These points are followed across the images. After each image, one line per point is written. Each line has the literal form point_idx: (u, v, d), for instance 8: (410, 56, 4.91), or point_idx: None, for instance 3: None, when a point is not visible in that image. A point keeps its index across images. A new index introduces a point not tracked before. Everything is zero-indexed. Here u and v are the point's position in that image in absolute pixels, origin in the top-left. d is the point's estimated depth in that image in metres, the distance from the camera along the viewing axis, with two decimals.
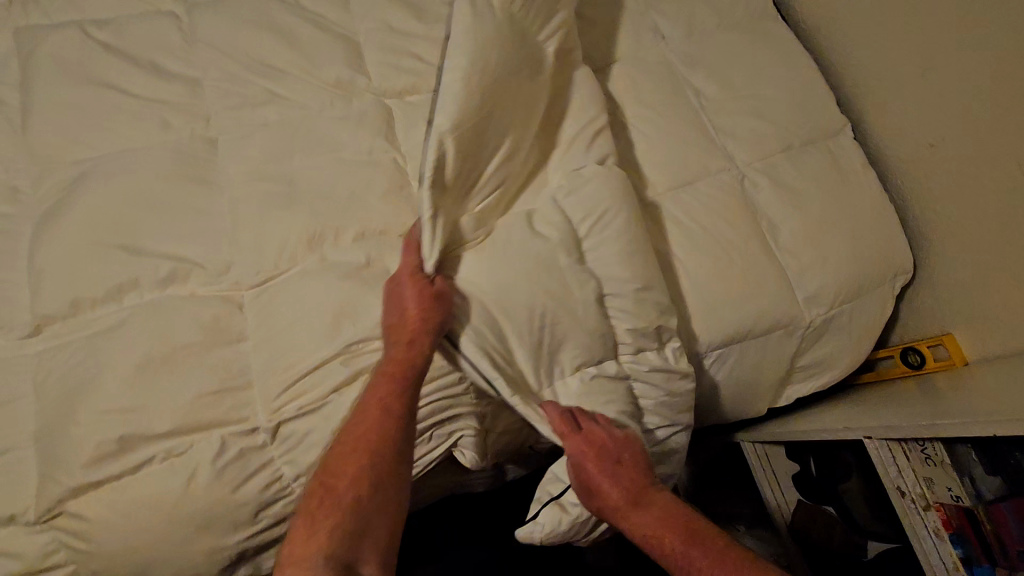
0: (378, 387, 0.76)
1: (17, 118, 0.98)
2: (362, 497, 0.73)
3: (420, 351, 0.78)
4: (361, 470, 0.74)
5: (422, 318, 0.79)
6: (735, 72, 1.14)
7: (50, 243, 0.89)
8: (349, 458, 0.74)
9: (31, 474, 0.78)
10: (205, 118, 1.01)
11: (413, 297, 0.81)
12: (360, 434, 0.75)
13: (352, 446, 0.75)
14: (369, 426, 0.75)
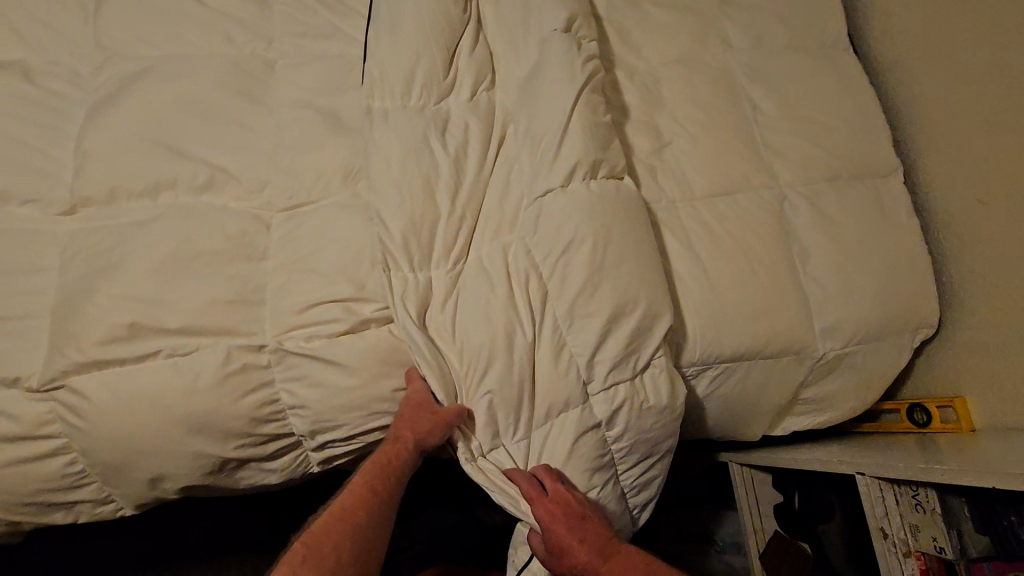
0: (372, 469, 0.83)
1: (90, 5, 1.00)
2: (350, 554, 0.76)
3: (407, 439, 0.83)
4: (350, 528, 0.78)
5: (420, 416, 0.83)
6: (796, 94, 1.12)
7: (101, 132, 0.91)
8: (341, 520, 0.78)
9: (42, 343, 0.80)
10: (267, 39, 1.02)
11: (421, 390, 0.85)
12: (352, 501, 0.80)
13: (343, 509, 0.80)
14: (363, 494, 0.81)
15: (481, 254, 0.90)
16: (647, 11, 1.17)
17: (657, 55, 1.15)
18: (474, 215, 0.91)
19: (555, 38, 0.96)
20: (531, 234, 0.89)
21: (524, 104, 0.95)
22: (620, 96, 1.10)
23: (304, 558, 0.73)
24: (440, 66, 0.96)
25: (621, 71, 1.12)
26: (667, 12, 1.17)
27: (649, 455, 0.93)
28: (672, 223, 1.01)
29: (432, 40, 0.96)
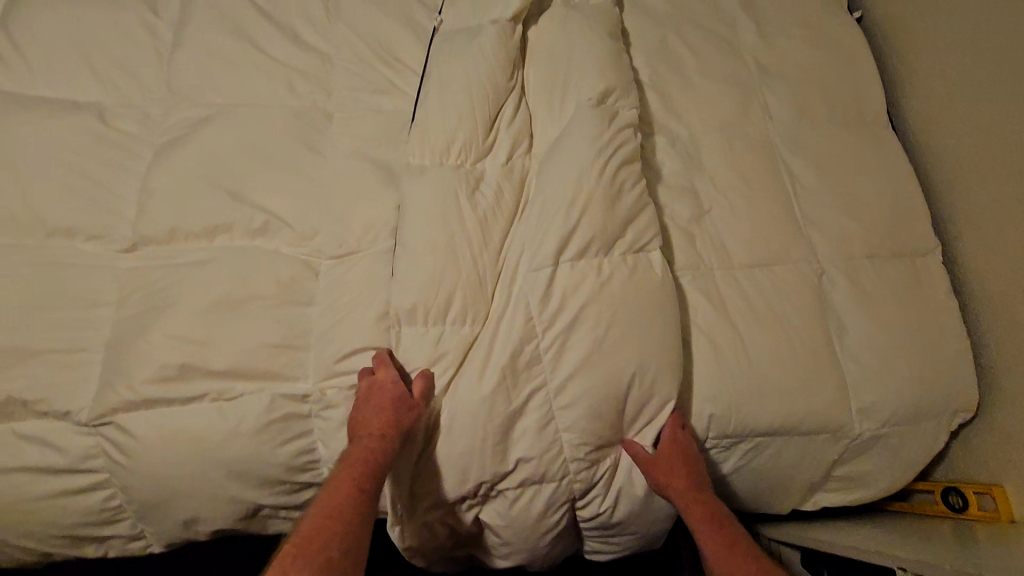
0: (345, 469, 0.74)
1: (163, 52, 1.05)
2: None
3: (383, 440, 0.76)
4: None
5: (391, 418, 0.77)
6: (838, 169, 1.13)
7: (165, 173, 0.95)
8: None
9: (94, 378, 0.82)
10: (327, 91, 1.07)
11: (378, 404, 0.78)
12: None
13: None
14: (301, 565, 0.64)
15: (541, 308, 0.83)
16: (692, 79, 1.20)
17: (700, 122, 1.17)
18: (553, 267, 0.84)
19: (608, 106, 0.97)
20: (593, 293, 0.83)
21: (596, 150, 0.90)
22: (661, 162, 1.12)
23: None
24: (488, 129, 0.99)
25: (665, 138, 1.14)
26: (712, 81, 1.19)
27: (611, 531, 0.89)
28: (709, 291, 1.01)
29: (486, 104, 0.99)
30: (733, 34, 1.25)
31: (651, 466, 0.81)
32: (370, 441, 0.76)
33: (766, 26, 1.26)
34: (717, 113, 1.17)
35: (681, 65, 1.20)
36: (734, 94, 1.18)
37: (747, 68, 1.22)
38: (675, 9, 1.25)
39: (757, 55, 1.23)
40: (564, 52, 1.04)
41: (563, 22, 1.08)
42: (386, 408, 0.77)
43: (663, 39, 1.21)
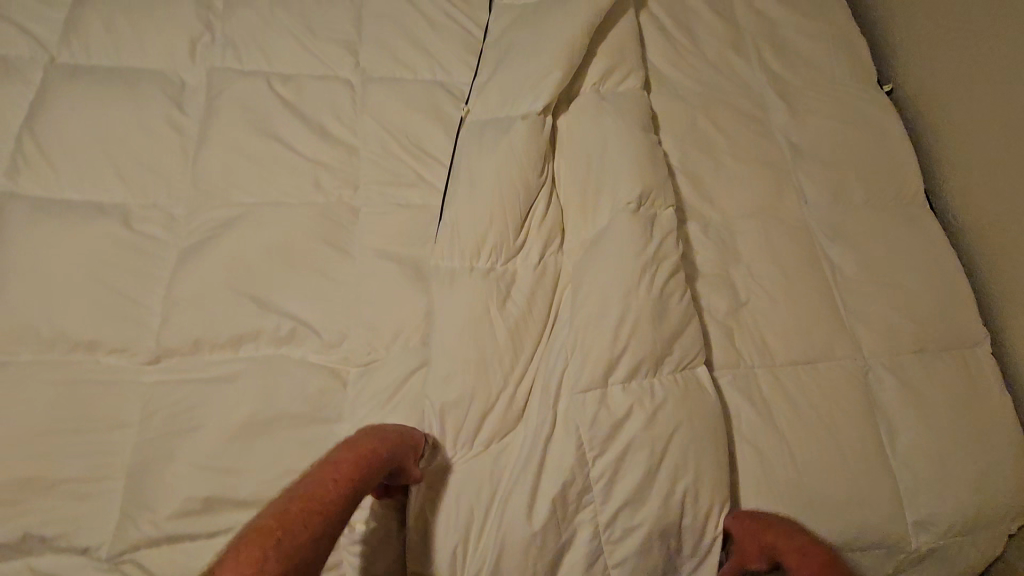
0: (347, 464, 0.68)
1: (190, 149, 1.04)
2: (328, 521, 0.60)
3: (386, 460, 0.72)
4: (296, 544, 0.54)
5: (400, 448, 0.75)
6: (879, 256, 1.10)
7: (191, 280, 0.93)
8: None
9: (115, 509, 0.79)
10: (354, 186, 1.05)
11: (393, 435, 0.77)
12: (257, 534, 0.53)
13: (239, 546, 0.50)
14: (280, 540, 0.53)
15: (588, 431, 0.80)
16: (724, 161, 1.17)
17: (734, 207, 1.14)
18: (601, 388, 0.83)
19: (647, 211, 0.97)
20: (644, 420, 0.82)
21: (639, 263, 0.90)
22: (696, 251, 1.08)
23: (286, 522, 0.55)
24: (518, 228, 0.97)
25: (698, 224, 1.11)
26: (743, 164, 1.17)
27: None
28: (752, 393, 0.97)
29: (518, 204, 0.97)
30: (762, 113, 1.22)
31: (760, 530, 0.78)
32: (364, 453, 0.70)
33: (797, 104, 1.23)
34: (751, 197, 1.14)
35: (712, 147, 1.18)
36: (767, 177, 1.15)
37: (780, 149, 1.19)
38: (703, 89, 1.23)
39: (790, 134, 1.20)
40: (596, 149, 1.03)
41: (593, 115, 1.06)
42: (397, 442, 0.76)
43: (692, 120, 1.19)
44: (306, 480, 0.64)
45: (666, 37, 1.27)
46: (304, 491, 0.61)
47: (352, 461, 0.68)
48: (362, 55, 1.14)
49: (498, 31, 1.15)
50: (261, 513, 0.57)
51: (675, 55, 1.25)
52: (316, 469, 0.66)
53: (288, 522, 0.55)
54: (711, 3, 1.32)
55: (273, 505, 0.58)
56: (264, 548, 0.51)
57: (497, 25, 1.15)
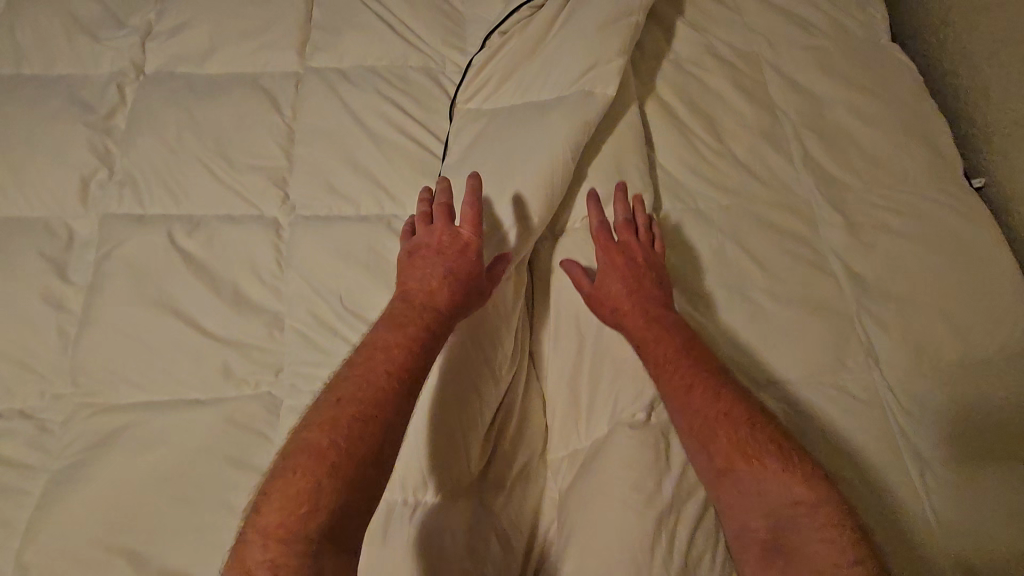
0: (388, 330, 0.69)
1: (71, 329, 0.83)
2: (378, 416, 0.61)
3: (436, 292, 0.72)
4: (345, 464, 0.58)
5: (451, 273, 0.74)
6: (992, 443, 0.78)
7: (50, 530, 0.71)
8: (289, 519, 0.54)
9: None
10: (276, 370, 0.81)
11: (441, 265, 0.74)
12: (307, 455, 0.58)
13: (294, 474, 0.57)
14: (335, 444, 0.59)
15: None
16: (762, 302, 0.89)
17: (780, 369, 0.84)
18: None
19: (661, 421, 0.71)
20: None
21: (652, 518, 0.64)
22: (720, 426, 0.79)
23: (326, 438, 0.59)
24: (475, 453, 0.71)
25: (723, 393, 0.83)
26: (790, 305, 0.88)
27: None
28: None
29: (477, 417, 0.73)
30: (811, 229, 0.94)
31: (592, 297, 0.78)
32: (412, 316, 0.70)
33: (858, 215, 0.94)
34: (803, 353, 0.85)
35: (746, 284, 0.90)
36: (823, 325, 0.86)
37: (836, 282, 0.90)
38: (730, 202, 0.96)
39: (850, 258, 0.91)
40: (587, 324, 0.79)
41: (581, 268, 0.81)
42: (446, 270, 0.74)
43: (716, 247, 0.92)
44: (351, 372, 0.65)
45: (679, 131, 1.00)
46: (347, 395, 0.63)
47: (402, 341, 0.67)
48: (291, 185, 0.91)
49: (462, 147, 0.89)
50: (306, 421, 0.62)
51: (691, 156, 0.98)
52: (359, 354, 0.67)
53: (337, 436, 0.59)
54: (736, 80, 1.04)
55: (318, 408, 0.63)
56: (319, 472, 0.57)
57: (461, 138, 0.90)
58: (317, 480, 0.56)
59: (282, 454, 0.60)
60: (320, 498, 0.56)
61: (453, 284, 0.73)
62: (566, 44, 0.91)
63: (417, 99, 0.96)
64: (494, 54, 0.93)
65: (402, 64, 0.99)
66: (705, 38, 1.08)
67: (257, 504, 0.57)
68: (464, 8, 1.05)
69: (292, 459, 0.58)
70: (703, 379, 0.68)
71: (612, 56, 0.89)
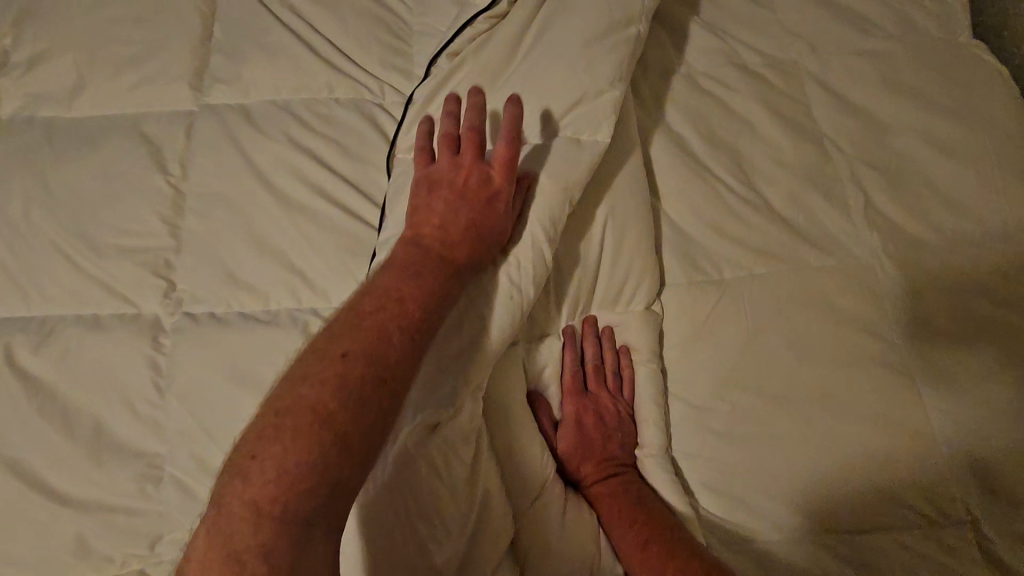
0: (388, 276, 0.53)
1: None
2: (388, 385, 0.47)
3: (452, 231, 0.57)
4: (349, 447, 0.43)
5: (476, 211, 0.58)
6: None
7: None
8: (270, 509, 0.40)
9: None
10: (151, 542, 0.59)
11: (465, 200, 0.58)
12: (304, 417, 0.43)
13: (286, 445, 0.42)
14: (338, 411, 0.44)
15: None
16: (819, 413, 0.65)
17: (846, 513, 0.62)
18: None
19: None
20: None
21: None
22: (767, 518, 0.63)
23: (325, 394, 0.44)
24: None
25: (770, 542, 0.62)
26: (856, 418, 0.65)
27: None
28: None
29: None
30: (877, 305, 0.70)
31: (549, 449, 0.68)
32: (426, 265, 0.55)
33: (938, 285, 0.71)
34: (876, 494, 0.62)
35: (794, 387, 0.67)
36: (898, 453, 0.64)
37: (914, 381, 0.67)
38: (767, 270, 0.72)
39: (931, 347, 0.68)
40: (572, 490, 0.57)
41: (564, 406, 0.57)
42: (469, 221, 0.58)
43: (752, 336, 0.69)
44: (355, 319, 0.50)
45: (697, 171, 0.75)
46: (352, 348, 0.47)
47: (417, 294, 0.52)
48: (180, 271, 0.68)
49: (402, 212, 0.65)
50: (296, 373, 0.46)
51: (715, 205, 0.73)
52: (364, 297, 0.52)
53: (340, 405, 0.44)
54: (767, 100, 0.79)
55: (312, 361, 0.47)
56: (314, 443, 0.42)
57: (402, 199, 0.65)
58: (315, 461, 0.42)
59: (263, 412, 0.45)
60: (315, 484, 0.41)
61: (475, 238, 0.58)
62: (541, 68, 0.67)
63: (345, 144, 0.72)
64: (444, 82, 0.69)
65: (325, 96, 0.75)
66: (725, 44, 0.83)
67: (234, 470, 0.42)
68: (408, 18, 0.81)
69: (282, 422, 0.43)
70: (660, 544, 0.58)
71: (604, 86, 0.66)
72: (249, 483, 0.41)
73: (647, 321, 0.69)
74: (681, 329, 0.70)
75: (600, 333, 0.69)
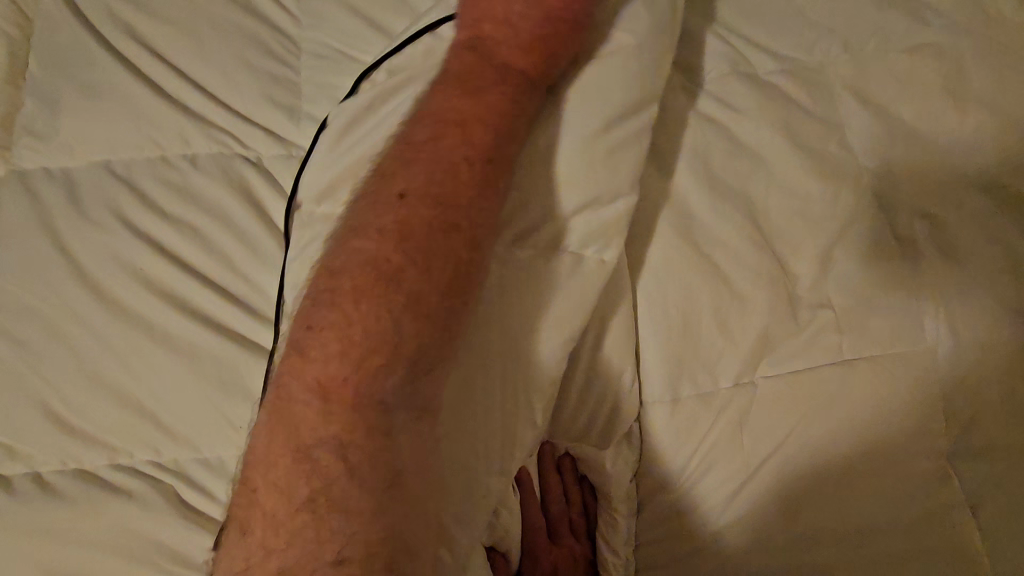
0: (455, 96, 0.48)
1: None
2: (456, 220, 0.44)
3: (536, 52, 0.50)
4: (414, 308, 0.41)
5: (540, 38, 0.50)
6: None
7: None
8: (332, 377, 0.40)
9: None
10: None
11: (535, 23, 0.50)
12: (365, 270, 0.42)
13: (351, 312, 0.41)
14: (405, 253, 0.42)
15: None
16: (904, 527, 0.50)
17: None
18: None
19: None
20: None
21: None
22: (848, 527, 0.50)
23: (387, 246, 0.43)
24: None
25: None
26: None
27: None
28: None
29: None
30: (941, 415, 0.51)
31: None
32: (506, 87, 0.49)
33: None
34: None
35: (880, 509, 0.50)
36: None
37: (982, 550, 0.50)
38: (808, 383, 0.52)
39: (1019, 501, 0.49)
40: None
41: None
42: (536, 38, 0.50)
43: (779, 488, 0.51)
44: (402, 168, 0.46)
45: (694, 236, 0.55)
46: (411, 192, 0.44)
47: (477, 130, 0.46)
48: None
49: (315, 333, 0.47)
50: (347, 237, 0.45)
51: (718, 285, 0.54)
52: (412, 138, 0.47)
53: (405, 264, 0.42)
54: (789, 123, 0.58)
55: (370, 211, 0.45)
56: (378, 304, 0.41)
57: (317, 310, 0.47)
58: (384, 311, 0.41)
59: (320, 276, 0.43)
60: (379, 350, 0.40)
61: (538, 58, 0.50)
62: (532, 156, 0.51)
63: (212, 227, 0.54)
64: (369, 134, 0.50)
65: (185, 155, 0.56)
66: (725, 50, 0.62)
67: (298, 342, 0.42)
68: (299, 39, 0.60)
69: (343, 288, 0.42)
70: None
71: (615, 192, 0.50)
72: (307, 347, 0.41)
73: (626, 462, 0.53)
74: (680, 470, 0.53)
75: (560, 463, 0.56)
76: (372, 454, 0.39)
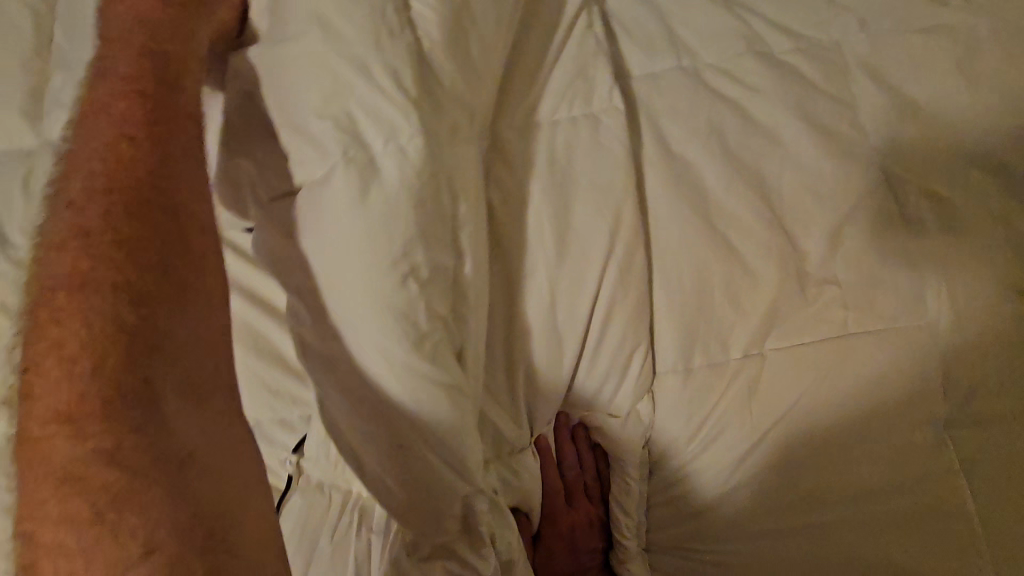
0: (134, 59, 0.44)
1: None
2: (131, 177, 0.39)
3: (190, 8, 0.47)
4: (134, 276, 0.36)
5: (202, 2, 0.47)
6: None
7: None
8: (85, 352, 0.33)
9: None
10: None
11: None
12: (77, 224, 0.37)
13: (124, 251, 0.36)
14: (109, 205, 0.38)
15: None
16: (897, 427, 0.53)
17: (912, 552, 0.52)
18: None
19: None
20: None
21: None
22: (845, 435, 0.54)
23: (105, 203, 0.38)
24: None
25: (861, 494, 0.53)
26: (892, 470, 0.53)
27: None
28: None
29: None
30: (923, 332, 0.55)
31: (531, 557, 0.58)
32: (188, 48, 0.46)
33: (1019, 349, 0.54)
34: (950, 507, 0.52)
35: (870, 423, 0.54)
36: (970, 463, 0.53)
37: (963, 435, 0.53)
38: (803, 350, 0.55)
39: (985, 379, 0.54)
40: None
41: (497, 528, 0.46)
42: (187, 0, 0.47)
43: (780, 437, 0.54)
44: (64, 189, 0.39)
45: (708, 213, 0.57)
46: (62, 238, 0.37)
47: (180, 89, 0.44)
48: None
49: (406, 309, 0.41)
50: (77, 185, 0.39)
51: (731, 260, 0.56)
52: (95, 130, 0.41)
53: (109, 211, 0.37)
54: (803, 103, 0.60)
55: (91, 151, 0.40)
56: (83, 253, 0.36)
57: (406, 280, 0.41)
58: (103, 258, 0.36)
59: (88, 229, 0.37)
60: (129, 328, 0.34)
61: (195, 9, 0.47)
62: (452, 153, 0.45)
63: None
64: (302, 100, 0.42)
65: None
66: (739, 24, 0.62)
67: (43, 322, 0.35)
68: None
69: (123, 223, 0.37)
70: None
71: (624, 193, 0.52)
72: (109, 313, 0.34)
73: (635, 434, 0.56)
74: (685, 445, 0.56)
75: (572, 432, 0.59)
76: (166, 440, 0.33)
